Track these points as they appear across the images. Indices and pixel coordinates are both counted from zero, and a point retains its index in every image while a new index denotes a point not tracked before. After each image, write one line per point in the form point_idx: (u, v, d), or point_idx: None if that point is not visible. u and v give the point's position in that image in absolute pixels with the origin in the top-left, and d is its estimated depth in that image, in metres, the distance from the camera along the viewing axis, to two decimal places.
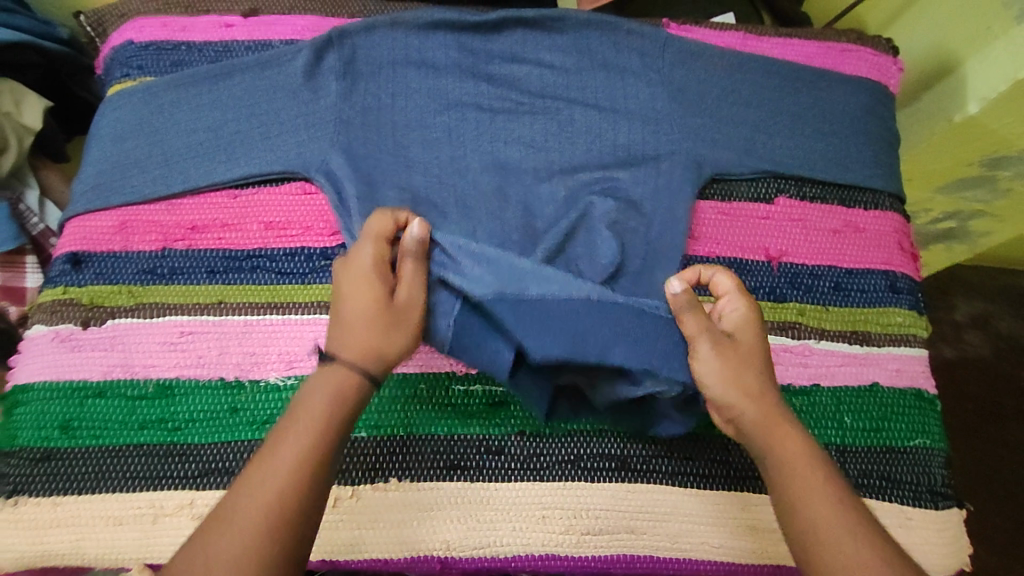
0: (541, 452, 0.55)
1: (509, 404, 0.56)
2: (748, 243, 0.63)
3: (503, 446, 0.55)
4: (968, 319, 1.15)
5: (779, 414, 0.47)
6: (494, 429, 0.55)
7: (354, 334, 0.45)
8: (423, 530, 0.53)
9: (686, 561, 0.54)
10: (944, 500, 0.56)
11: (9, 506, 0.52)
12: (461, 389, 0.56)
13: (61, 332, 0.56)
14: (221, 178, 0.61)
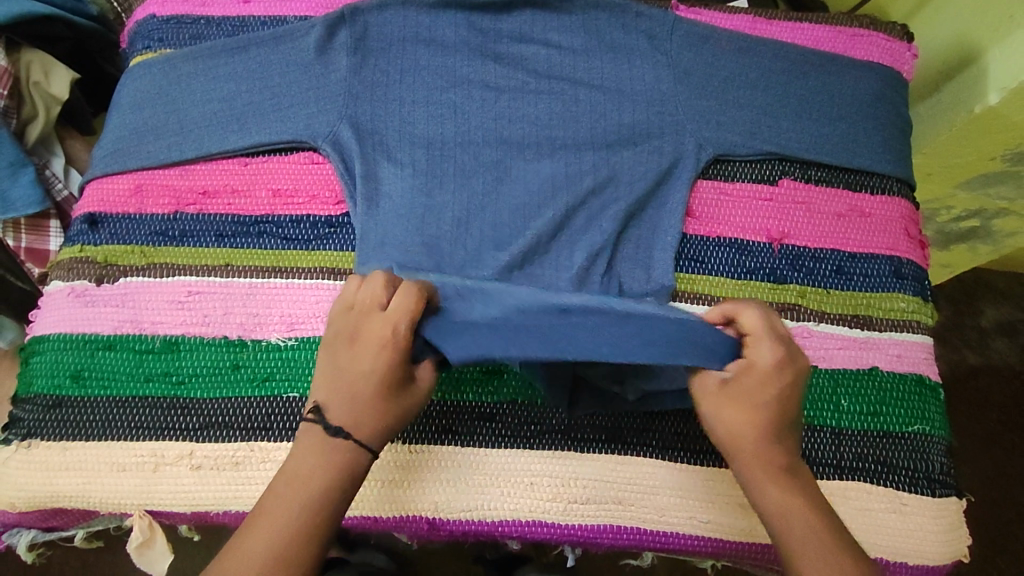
0: (531, 420, 0.55)
1: (503, 372, 0.56)
2: (750, 224, 0.63)
3: (495, 413, 0.55)
4: (995, 326, 1.12)
5: (773, 467, 0.45)
6: (488, 396, 0.56)
7: (377, 419, 0.45)
8: (414, 492, 0.53)
9: (673, 535, 0.54)
10: (942, 487, 0.55)
11: (22, 449, 0.54)
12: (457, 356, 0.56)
13: (77, 288, 0.59)
14: (232, 146, 0.63)
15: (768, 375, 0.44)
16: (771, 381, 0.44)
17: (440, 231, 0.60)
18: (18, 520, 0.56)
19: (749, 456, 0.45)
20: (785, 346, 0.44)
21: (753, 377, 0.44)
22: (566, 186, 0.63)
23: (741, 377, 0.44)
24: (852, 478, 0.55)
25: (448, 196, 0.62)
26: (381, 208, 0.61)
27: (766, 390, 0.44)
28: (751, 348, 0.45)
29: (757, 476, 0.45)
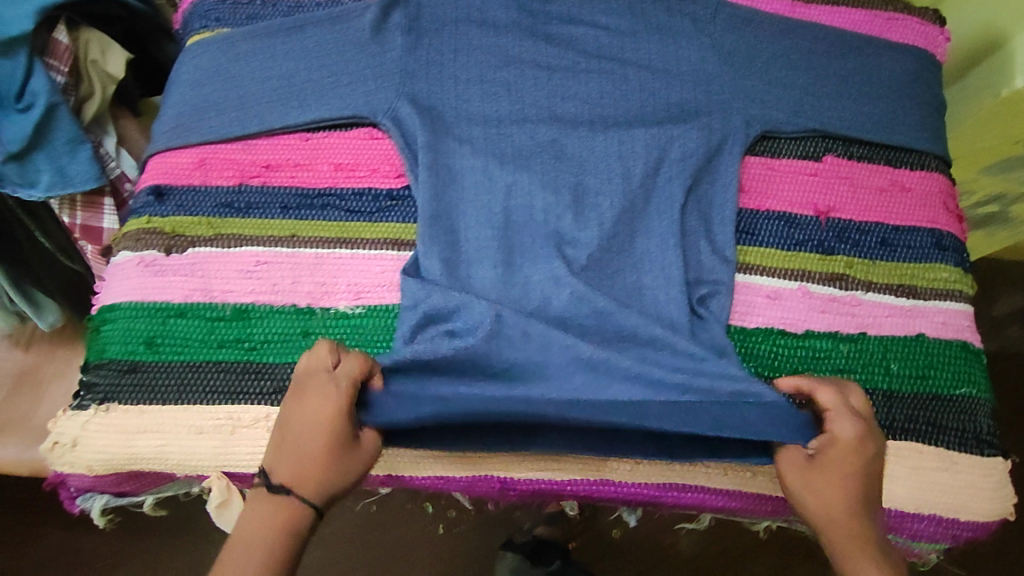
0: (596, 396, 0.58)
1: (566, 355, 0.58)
2: (797, 198, 0.65)
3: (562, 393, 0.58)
4: (1010, 312, 1.15)
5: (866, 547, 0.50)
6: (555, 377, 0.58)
7: (319, 480, 0.51)
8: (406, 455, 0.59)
9: (728, 492, 0.60)
10: (990, 447, 0.58)
11: (101, 412, 0.56)
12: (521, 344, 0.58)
13: (146, 258, 0.60)
14: (294, 122, 0.64)
15: (851, 446, 0.52)
16: (854, 453, 0.52)
17: (504, 215, 0.63)
18: (93, 484, 0.59)
19: (838, 531, 0.51)
20: (861, 421, 0.53)
21: (835, 448, 0.52)
22: (621, 163, 0.64)
23: (824, 449, 0.53)
24: (904, 438, 0.57)
25: (509, 175, 0.64)
26: (446, 192, 0.63)
27: (851, 461, 0.52)
28: (834, 423, 0.53)
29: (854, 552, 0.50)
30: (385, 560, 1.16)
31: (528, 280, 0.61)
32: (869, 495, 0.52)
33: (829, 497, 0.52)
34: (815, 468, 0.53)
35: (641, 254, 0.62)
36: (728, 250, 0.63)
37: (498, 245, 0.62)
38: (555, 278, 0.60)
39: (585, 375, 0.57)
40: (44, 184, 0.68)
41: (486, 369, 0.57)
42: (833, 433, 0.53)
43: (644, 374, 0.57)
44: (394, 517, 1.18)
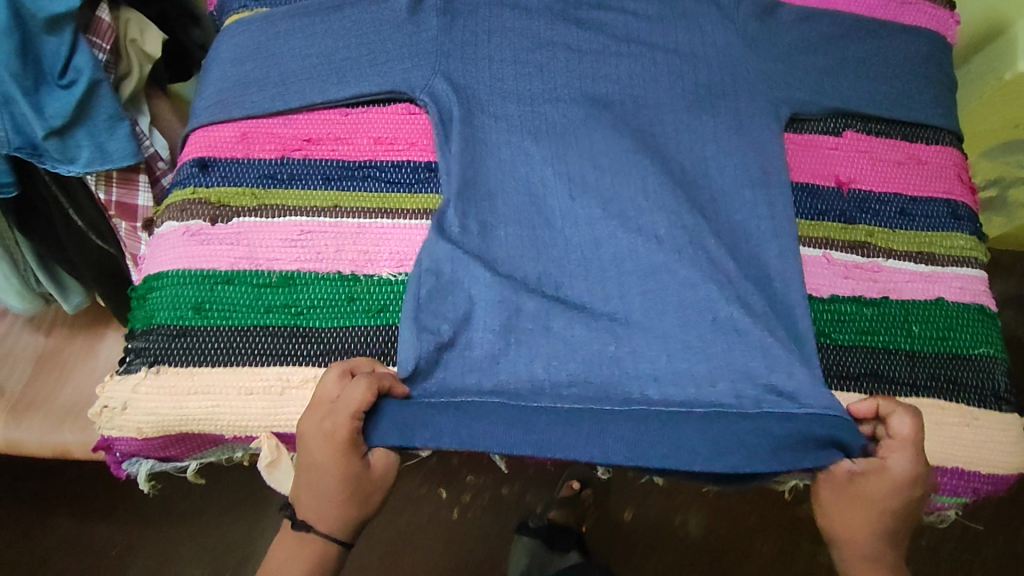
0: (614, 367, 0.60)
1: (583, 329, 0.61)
2: (819, 171, 0.68)
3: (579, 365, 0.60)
4: None
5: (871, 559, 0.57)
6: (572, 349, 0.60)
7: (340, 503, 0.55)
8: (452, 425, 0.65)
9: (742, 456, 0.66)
10: (1007, 403, 0.61)
11: (152, 374, 0.57)
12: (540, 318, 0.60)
13: (192, 227, 0.61)
14: (334, 97, 0.66)
15: (893, 475, 0.54)
16: (898, 489, 0.54)
17: (538, 187, 0.65)
18: (140, 448, 0.60)
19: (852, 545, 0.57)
20: (920, 461, 0.55)
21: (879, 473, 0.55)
22: (653, 139, 0.67)
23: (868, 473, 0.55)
24: (926, 395, 0.60)
25: (543, 149, 0.66)
26: (482, 161, 0.65)
27: (889, 492, 0.55)
28: (892, 456, 0.55)
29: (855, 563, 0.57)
30: (397, 546, 1.15)
31: (563, 248, 0.63)
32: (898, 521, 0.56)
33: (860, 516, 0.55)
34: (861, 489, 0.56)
35: (674, 223, 0.64)
36: (754, 222, 0.64)
37: (532, 215, 0.64)
38: (589, 245, 0.63)
39: (614, 340, 0.60)
40: (84, 160, 0.69)
41: (523, 330, 0.60)
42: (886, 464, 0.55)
43: (675, 343, 0.60)
44: (405, 503, 1.17)
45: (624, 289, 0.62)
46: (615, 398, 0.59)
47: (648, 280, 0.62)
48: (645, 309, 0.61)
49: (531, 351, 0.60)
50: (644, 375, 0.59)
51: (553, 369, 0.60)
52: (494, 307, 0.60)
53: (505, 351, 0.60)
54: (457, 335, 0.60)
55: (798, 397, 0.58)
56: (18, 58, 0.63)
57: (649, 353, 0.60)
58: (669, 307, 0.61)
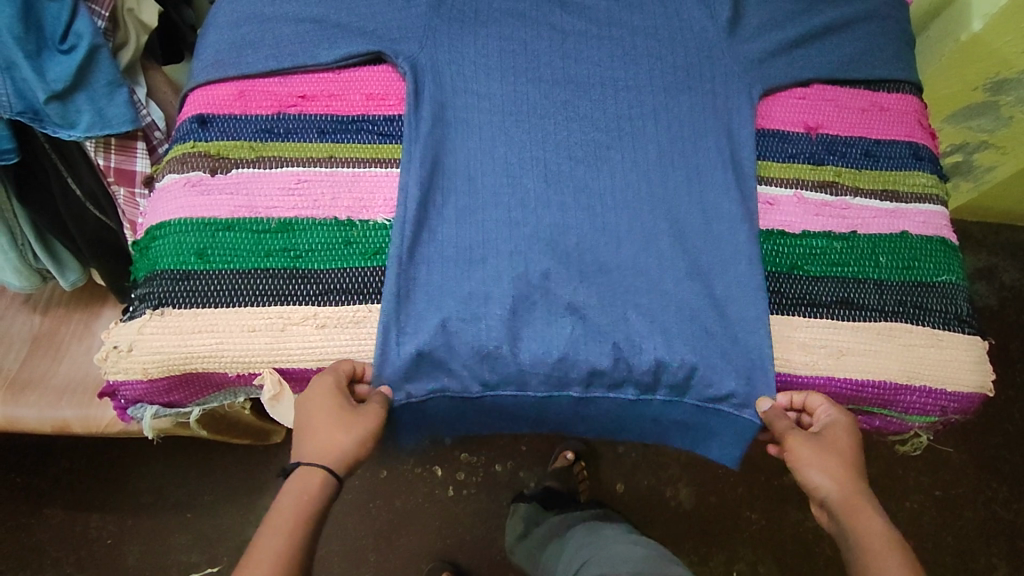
0: (596, 336, 0.60)
1: (563, 301, 0.60)
2: (789, 119, 0.72)
3: (563, 338, 0.59)
4: (974, 271, 1.30)
5: (861, 499, 0.53)
6: (556, 322, 0.60)
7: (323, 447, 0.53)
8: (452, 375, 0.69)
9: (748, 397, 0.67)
10: (971, 326, 0.64)
11: (157, 317, 0.59)
12: (521, 298, 0.60)
13: (193, 179, 0.64)
14: (325, 57, 0.68)
15: (848, 427, 0.57)
16: (844, 432, 0.57)
17: (515, 173, 0.65)
18: (145, 392, 0.61)
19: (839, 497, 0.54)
20: (839, 413, 0.59)
21: (838, 429, 0.57)
22: (629, 123, 0.68)
23: (827, 430, 0.57)
24: (895, 319, 0.63)
25: (523, 133, 0.67)
26: (460, 145, 0.66)
27: (846, 440, 0.57)
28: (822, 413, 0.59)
29: (858, 508, 0.53)
30: (392, 528, 1.15)
31: (534, 232, 0.62)
32: (861, 483, 0.55)
33: (837, 467, 0.55)
34: (821, 444, 0.56)
35: (652, 191, 0.65)
36: (745, 181, 0.67)
37: (508, 184, 0.64)
38: (561, 230, 0.62)
39: (572, 321, 0.60)
40: (84, 125, 0.71)
41: (494, 307, 0.59)
42: (833, 419, 0.58)
43: (654, 309, 0.61)
44: (400, 484, 1.17)
45: (588, 277, 0.61)
46: (595, 368, 0.59)
47: (610, 274, 0.61)
48: (606, 301, 0.60)
49: (503, 335, 0.59)
50: (603, 353, 0.59)
51: (518, 360, 0.59)
52: (462, 293, 0.59)
53: (471, 332, 0.58)
54: (431, 323, 0.59)
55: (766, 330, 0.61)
56: (21, 23, 0.66)
57: (611, 334, 0.60)
58: (644, 286, 0.61)
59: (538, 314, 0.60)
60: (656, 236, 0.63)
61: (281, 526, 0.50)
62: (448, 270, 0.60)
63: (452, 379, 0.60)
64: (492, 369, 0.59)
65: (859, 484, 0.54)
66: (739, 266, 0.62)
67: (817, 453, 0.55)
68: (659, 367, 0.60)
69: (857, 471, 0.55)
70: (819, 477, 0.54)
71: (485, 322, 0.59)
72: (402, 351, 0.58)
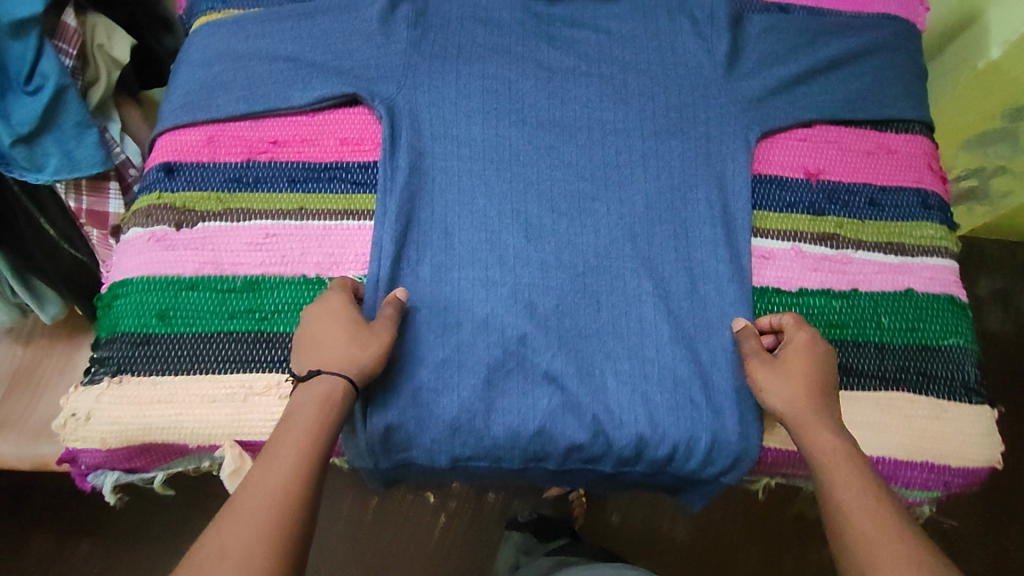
0: (576, 409, 0.57)
1: (539, 371, 0.57)
2: (789, 163, 0.67)
3: (539, 411, 0.56)
4: (990, 293, 1.24)
5: (815, 415, 0.52)
6: (532, 396, 0.57)
7: (340, 357, 0.52)
8: None
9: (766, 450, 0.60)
10: (977, 394, 0.60)
11: (115, 384, 0.57)
12: (495, 368, 0.57)
13: (156, 234, 0.61)
14: (297, 100, 0.64)
15: (806, 346, 0.55)
16: (809, 353, 0.54)
17: (494, 227, 0.61)
18: (105, 460, 0.59)
19: (798, 418, 0.52)
20: (806, 331, 0.56)
21: (796, 350, 0.55)
22: (617, 172, 0.64)
23: (786, 352, 0.55)
24: (896, 387, 0.60)
25: (504, 183, 0.63)
26: (437, 196, 0.62)
27: (808, 361, 0.54)
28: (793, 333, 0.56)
29: (810, 425, 0.51)
30: (382, 559, 1.13)
31: (511, 294, 0.59)
32: (822, 400, 0.52)
33: (795, 387, 0.53)
34: (777, 366, 0.54)
35: (635, 252, 0.61)
36: (740, 234, 0.63)
37: (485, 239, 0.61)
38: (541, 290, 0.59)
39: (548, 392, 0.57)
40: (52, 168, 0.68)
41: (465, 376, 0.56)
42: (794, 339, 0.56)
43: (634, 379, 0.58)
44: (389, 513, 1.15)
45: (566, 343, 0.58)
46: (570, 445, 0.56)
47: (590, 339, 0.58)
48: (584, 369, 0.58)
49: (474, 405, 0.56)
50: (580, 427, 0.56)
51: (492, 434, 0.56)
52: (433, 361, 0.57)
53: (440, 405, 0.56)
54: (399, 396, 0.56)
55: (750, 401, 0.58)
56: None
57: (590, 406, 0.57)
58: (625, 355, 0.58)
59: (512, 386, 0.57)
60: (639, 300, 0.60)
61: (279, 473, 0.46)
62: (420, 334, 0.57)
63: (421, 454, 0.57)
64: (464, 444, 0.56)
65: (818, 402, 0.52)
66: (725, 334, 0.59)
67: (771, 377, 0.54)
68: (643, 439, 0.57)
69: (823, 394, 0.53)
70: (772, 398, 0.54)
71: (457, 392, 0.56)
72: (371, 429, 0.55)
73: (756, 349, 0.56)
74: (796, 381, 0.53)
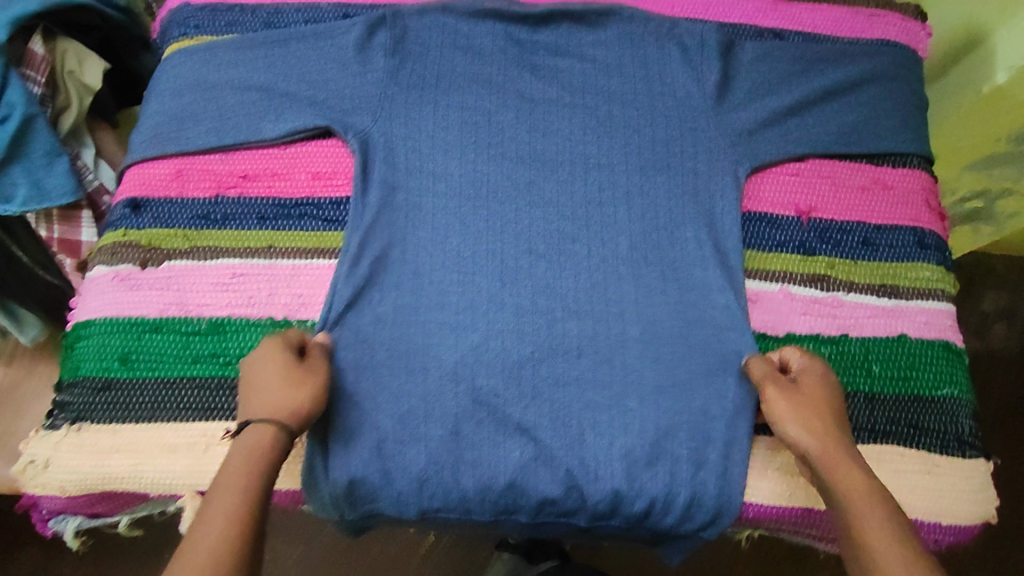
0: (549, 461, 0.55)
1: (511, 422, 0.55)
2: (781, 199, 0.64)
3: (510, 464, 0.54)
4: (996, 311, 1.07)
5: (842, 452, 0.50)
6: (503, 447, 0.55)
7: (276, 405, 0.49)
8: None
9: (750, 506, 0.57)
10: (971, 449, 0.58)
11: (73, 432, 0.56)
12: (466, 417, 0.55)
13: (121, 272, 0.59)
14: (268, 133, 0.62)
15: (822, 376, 0.53)
16: (824, 383, 0.53)
17: (469, 269, 0.59)
18: (66, 506, 0.57)
19: (826, 453, 0.50)
20: (816, 361, 0.54)
21: (813, 378, 0.53)
22: (598, 211, 0.61)
23: (802, 380, 0.53)
24: (885, 440, 0.57)
25: (480, 222, 0.60)
26: (411, 235, 0.60)
27: (825, 392, 0.53)
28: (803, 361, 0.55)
29: (836, 460, 0.50)
30: None
31: (484, 340, 0.57)
32: (842, 433, 0.51)
33: (818, 418, 0.51)
34: (796, 394, 0.52)
35: (615, 297, 0.59)
36: (733, 276, 0.60)
37: (459, 281, 0.58)
38: (516, 337, 0.57)
39: (520, 444, 0.55)
40: (20, 198, 0.66)
41: (434, 426, 0.55)
42: (806, 367, 0.54)
43: (611, 431, 0.55)
44: None
45: (540, 393, 0.56)
46: (542, 498, 0.54)
47: (566, 388, 0.56)
48: (558, 420, 0.55)
49: (443, 456, 0.54)
50: (553, 480, 0.54)
51: (461, 487, 0.54)
52: (400, 411, 0.55)
53: (408, 457, 0.54)
54: (365, 447, 0.54)
55: (732, 455, 0.55)
56: None
57: (563, 458, 0.55)
58: (602, 404, 0.56)
59: (483, 437, 0.55)
60: (619, 347, 0.57)
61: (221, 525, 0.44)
62: (389, 381, 0.56)
63: (388, 506, 0.55)
64: (432, 497, 0.54)
65: (840, 436, 0.51)
66: (710, 383, 0.57)
67: (792, 405, 0.52)
68: (619, 494, 0.54)
69: (841, 425, 0.52)
70: (798, 430, 0.51)
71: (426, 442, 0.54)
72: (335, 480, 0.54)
73: (769, 375, 0.54)
74: (817, 414, 0.51)
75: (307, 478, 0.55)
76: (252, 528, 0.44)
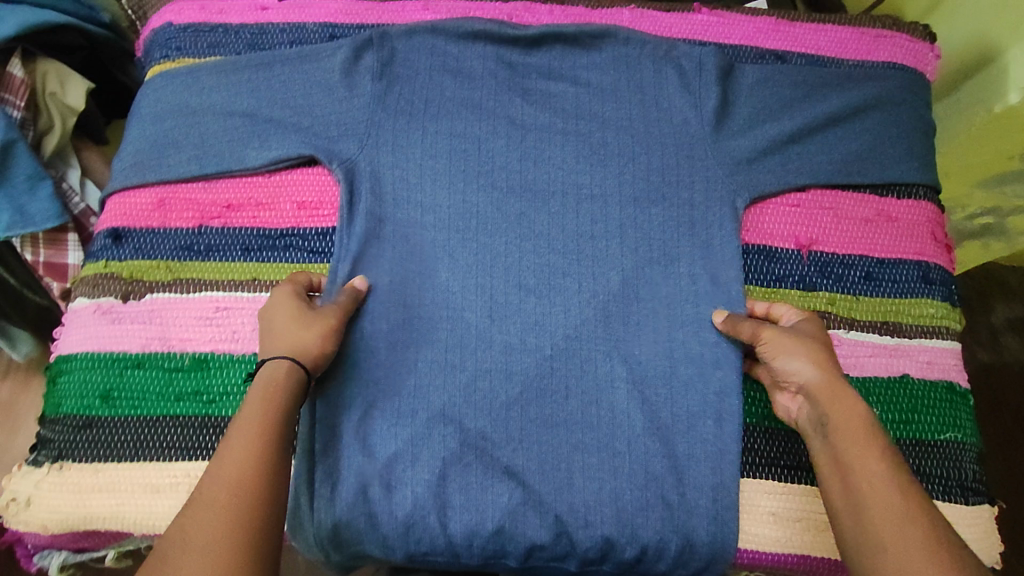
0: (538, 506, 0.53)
1: (499, 464, 0.54)
2: (779, 232, 0.62)
3: (497, 508, 0.53)
4: (1006, 323, 1.03)
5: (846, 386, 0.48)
6: (491, 491, 0.53)
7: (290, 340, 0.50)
8: None
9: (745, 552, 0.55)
10: (974, 495, 0.56)
11: (55, 470, 0.55)
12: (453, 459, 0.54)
13: (103, 305, 0.58)
14: (251, 161, 0.61)
15: (810, 322, 0.53)
16: (813, 326, 0.53)
17: (456, 303, 0.57)
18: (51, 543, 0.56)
19: (835, 387, 0.48)
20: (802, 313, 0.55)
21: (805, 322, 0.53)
22: (591, 244, 0.59)
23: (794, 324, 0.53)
24: None
25: (469, 256, 0.59)
26: (398, 269, 0.58)
27: (817, 333, 0.52)
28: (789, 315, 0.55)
29: (844, 391, 0.47)
30: None
31: (471, 379, 0.55)
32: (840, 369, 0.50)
33: (816, 353, 0.50)
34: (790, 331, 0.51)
35: (607, 332, 0.57)
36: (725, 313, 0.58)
37: (446, 316, 0.57)
38: (503, 374, 0.56)
39: (509, 487, 0.53)
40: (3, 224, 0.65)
41: (419, 468, 0.53)
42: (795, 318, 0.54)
43: (601, 474, 0.54)
44: None
45: (529, 434, 0.55)
46: (530, 543, 0.53)
47: (554, 429, 0.55)
48: (547, 463, 0.54)
49: (429, 500, 0.53)
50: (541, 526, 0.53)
51: (448, 531, 0.53)
52: (385, 452, 0.54)
53: (393, 500, 0.53)
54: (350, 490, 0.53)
55: (726, 500, 0.54)
56: None
57: (553, 502, 0.53)
58: (592, 446, 0.55)
59: (471, 479, 0.54)
60: (609, 387, 0.56)
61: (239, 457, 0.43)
62: (373, 421, 0.54)
63: (373, 549, 0.54)
64: (418, 541, 0.53)
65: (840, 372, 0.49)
66: (703, 424, 0.55)
67: (787, 337, 0.51)
68: (609, 540, 0.53)
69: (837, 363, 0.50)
70: (797, 362, 0.49)
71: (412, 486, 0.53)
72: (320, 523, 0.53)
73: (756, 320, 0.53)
74: (814, 348, 0.50)
75: (291, 520, 0.54)
76: (270, 470, 0.43)
